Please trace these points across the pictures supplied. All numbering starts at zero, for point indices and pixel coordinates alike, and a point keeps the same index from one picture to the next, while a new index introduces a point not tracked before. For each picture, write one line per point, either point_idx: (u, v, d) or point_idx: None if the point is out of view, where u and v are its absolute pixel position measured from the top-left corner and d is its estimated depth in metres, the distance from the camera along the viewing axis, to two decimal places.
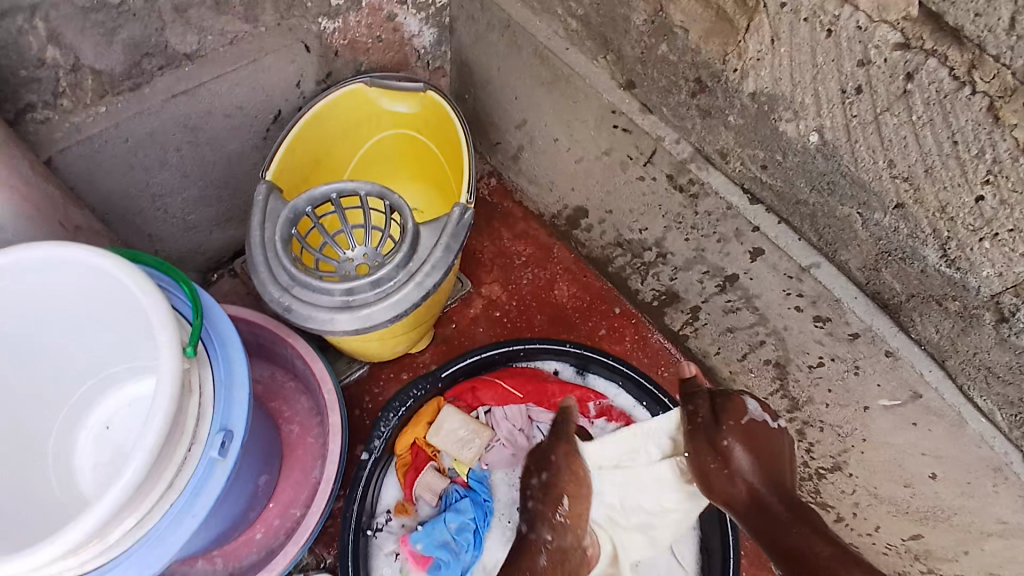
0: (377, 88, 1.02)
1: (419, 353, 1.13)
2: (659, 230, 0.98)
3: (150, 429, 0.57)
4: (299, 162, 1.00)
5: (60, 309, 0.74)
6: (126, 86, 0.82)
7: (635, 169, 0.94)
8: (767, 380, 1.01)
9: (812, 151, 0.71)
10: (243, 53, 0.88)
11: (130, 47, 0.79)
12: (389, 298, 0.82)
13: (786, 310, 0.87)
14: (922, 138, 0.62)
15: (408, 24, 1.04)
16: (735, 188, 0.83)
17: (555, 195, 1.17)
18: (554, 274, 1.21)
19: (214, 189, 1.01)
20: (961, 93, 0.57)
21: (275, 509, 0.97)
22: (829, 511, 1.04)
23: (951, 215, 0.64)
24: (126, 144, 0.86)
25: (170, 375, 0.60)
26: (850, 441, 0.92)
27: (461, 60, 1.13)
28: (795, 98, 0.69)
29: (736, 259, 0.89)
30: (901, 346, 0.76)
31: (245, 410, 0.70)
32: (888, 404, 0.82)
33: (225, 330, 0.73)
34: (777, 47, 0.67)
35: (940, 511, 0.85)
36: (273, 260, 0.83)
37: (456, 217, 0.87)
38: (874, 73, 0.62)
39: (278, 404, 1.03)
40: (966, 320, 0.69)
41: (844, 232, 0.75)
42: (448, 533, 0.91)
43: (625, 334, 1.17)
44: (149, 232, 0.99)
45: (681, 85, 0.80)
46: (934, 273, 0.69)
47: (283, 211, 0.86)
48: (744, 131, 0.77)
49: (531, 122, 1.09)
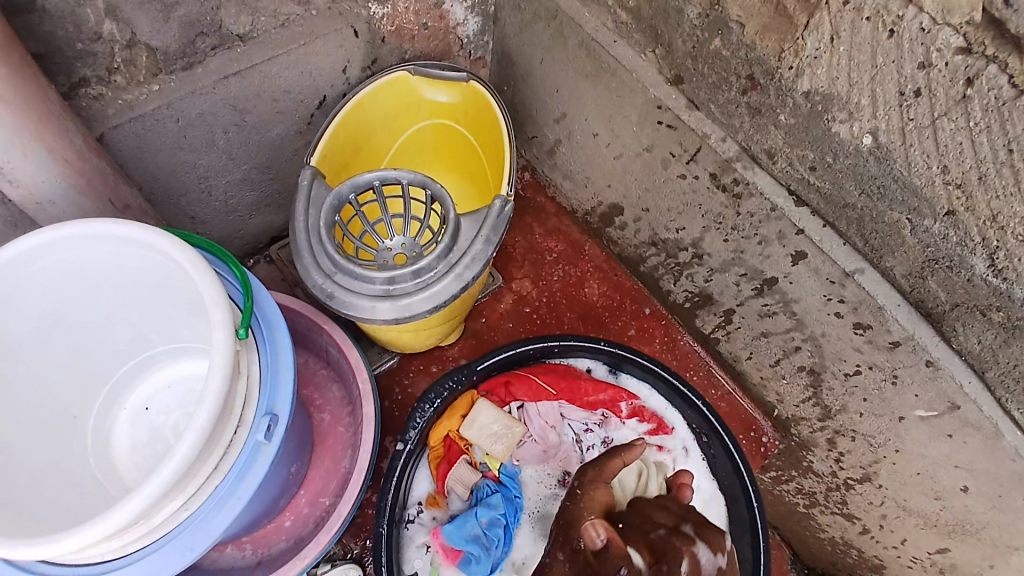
0: (421, 77, 1.02)
1: (448, 346, 1.13)
2: (698, 230, 0.98)
3: (202, 408, 0.59)
4: (341, 147, 1.01)
5: (107, 286, 0.75)
6: (180, 65, 0.84)
7: (677, 166, 0.93)
8: (799, 386, 1.00)
9: (865, 154, 0.70)
10: (293, 36, 0.88)
11: (185, 24, 0.81)
12: (428, 288, 0.83)
13: (825, 316, 0.86)
14: (978, 144, 0.61)
15: (454, 12, 1.04)
16: (781, 190, 0.82)
17: (590, 192, 1.17)
18: (584, 273, 1.21)
19: (256, 172, 1.02)
20: (1019, 100, 0.57)
21: (305, 497, 0.98)
22: (855, 523, 1.03)
23: (1002, 224, 0.63)
24: (177, 122, 0.86)
25: (222, 356, 0.61)
26: (882, 452, 0.91)
27: (503, 51, 1.13)
28: (851, 98, 0.68)
29: (776, 262, 0.88)
30: (942, 356, 0.75)
31: (289, 394, 0.70)
32: (925, 415, 0.81)
33: (273, 316, 0.74)
34: (835, 47, 0.67)
35: (969, 525, 0.84)
36: (316, 246, 0.83)
37: (497, 209, 0.87)
38: (934, 77, 0.61)
39: (309, 391, 1.03)
40: (1009, 331, 0.68)
41: (891, 238, 0.74)
42: (479, 527, 0.91)
43: (654, 335, 1.17)
44: (190, 213, 1.01)
45: (732, 81, 0.80)
46: (980, 283, 0.68)
47: (328, 198, 0.86)
48: (794, 131, 0.76)
49: (571, 117, 1.09)
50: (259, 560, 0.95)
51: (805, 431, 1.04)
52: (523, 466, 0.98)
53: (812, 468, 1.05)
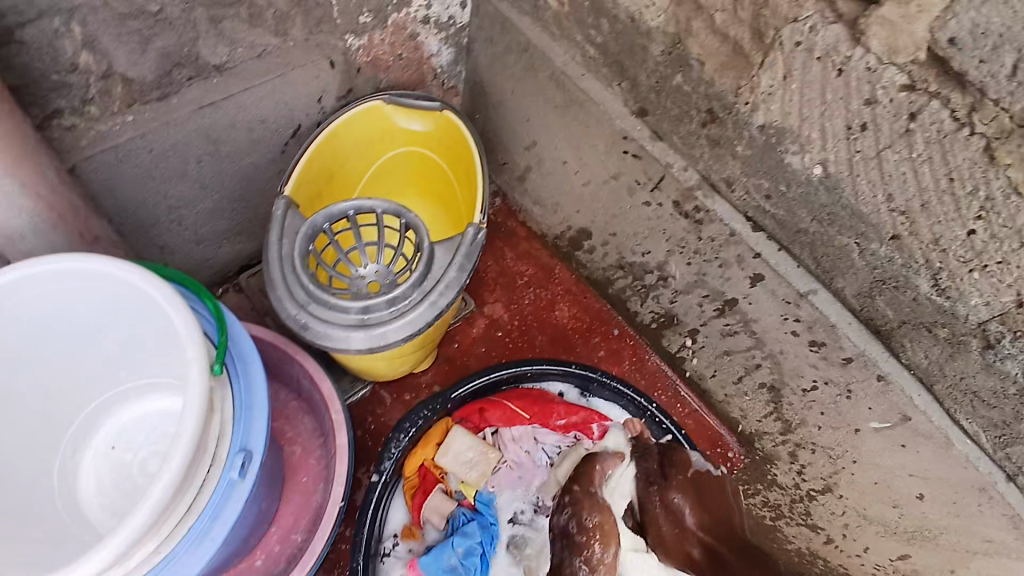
0: (396, 106, 1.05)
1: (421, 372, 1.14)
2: (662, 254, 1.02)
3: (176, 449, 0.58)
4: (316, 175, 1.02)
5: (76, 321, 0.74)
6: (155, 96, 0.85)
7: (642, 194, 0.98)
8: (761, 403, 1.04)
9: (815, 183, 0.76)
10: (272, 67, 0.91)
11: (163, 56, 0.82)
12: (403, 316, 0.84)
13: (783, 335, 0.91)
14: (920, 174, 0.66)
15: (427, 44, 1.08)
16: (739, 216, 0.87)
17: (559, 217, 1.21)
18: (554, 296, 1.24)
19: (228, 202, 1.03)
20: (960, 133, 0.62)
21: (276, 534, 0.96)
22: (819, 533, 1.07)
23: (943, 247, 0.68)
24: (151, 153, 0.87)
25: (197, 396, 0.61)
26: (841, 463, 0.96)
27: (475, 80, 1.17)
28: (802, 132, 0.74)
29: (736, 284, 0.92)
30: (893, 371, 0.80)
31: (264, 431, 0.70)
32: (878, 426, 0.86)
33: (247, 350, 0.74)
34: (788, 84, 0.72)
35: (926, 530, 0.89)
36: (291, 277, 0.84)
37: (470, 237, 0.89)
38: (880, 112, 0.66)
39: (281, 424, 1.02)
40: (954, 345, 0.73)
41: (842, 261, 0.79)
42: (456, 557, 0.91)
43: (623, 355, 1.20)
44: (160, 244, 1.00)
45: (693, 115, 0.85)
46: (925, 302, 0.73)
47: (302, 228, 0.87)
48: (751, 162, 0.82)
49: (541, 145, 1.13)
50: None
51: (768, 444, 1.08)
52: (499, 492, 0.98)
53: (776, 482, 1.09)
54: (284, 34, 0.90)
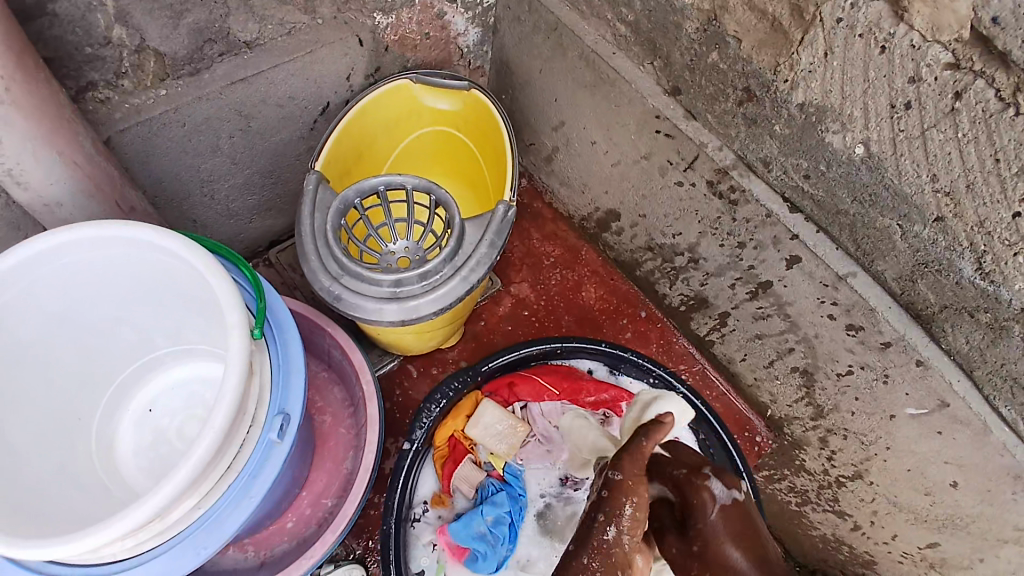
0: (423, 85, 1.04)
1: (449, 350, 1.14)
2: (694, 235, 1.01)
3: (219, 406, 0.59)
4: (345, 153, 1.02)
5: (114, 286, 0.75)
6: (187, 71, 0.85)
7: (674, 173, 0.96)
8: (792, 387, 1.03)
9: (857, 162, 0.74)
10: (301, 44, 0.90)
11: (194, 32, 0.83)
12: (435, 291, 0.84)
13: (819, 318, 0.89)
14: (966, 154, 0.64)
15: (455, 23, 1.06)
16: (776, 197, 0.86)
17: (587, 198, 1.19)
18: (581, 277, 1.23)
19: (259, 177, 1.03)
20: (1005, 113, 0.60)
21: (307, 498, 0.98)
22: (846, 519, 1.06)
23: (988, 230, 0.66)
24: (183, 127, 0.87)
25: (238, 356, 0.62)
26: (873, 449, 0.95)
27: (502, 60, 1.16)
28: (843, 110, 0.72)
29: (771, 266, 0.91)
30: (933, 356, 0.78)
31: (301, 395, 0.71)
32: (915, 412, 0.84)
33: (283, 316, 0.74)
34: (829, 61, 0.70)
35: (959, 519, 0.87)
36: (324, 249, 0.84)
37: (501, 213, 0.89)
38: (924, 90, 0.64)
39: (311, 393, 1.03)
40: (996, 331, 0.72)
41: (882, 243, 0.77)
42: (485, 525, 0.92)
43: (650, 337, 1.19)
44: (192, 217, 1.01)
45: (729, 94, 0.83)
46: (968, 286, 0.71)
47: (334, 202, 0.88)
48: (789, 141, 0.80)
49: (569, 125, 1.11)
50: (261, 561, 0.96)
51: (797, 430, 1.08)
52: (527, 465, 0.99)
53: (805, 467, 1.09)
54: (313, 11, 0.90)
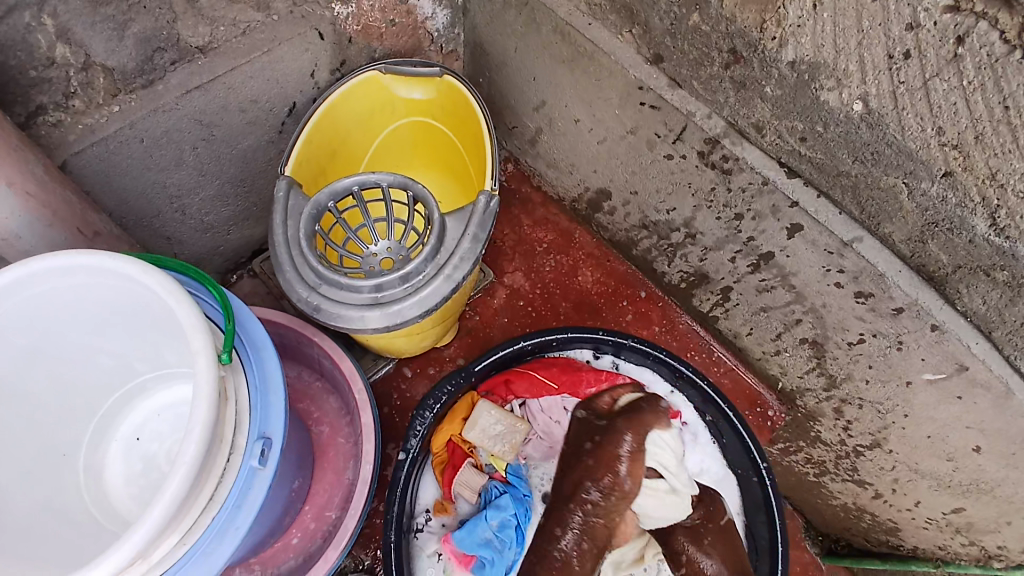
0: (393, 74, 0.99)
1: (446, 348, 1.11)
2: (688, 210, 0.96)
3: (190, 440, 0.56)
4: (316, 154, 0.97)
5: (80, 315, 0.71)
6: (140, 84, 0.80)
7: (663, 147, 0.91)
8: (803, 359, 0.99)
9: (856, 120, 0.69)
10: (256, 44, 0.84)
11: (141, 41, 0.78)
12: (418, 293, 0.80)
13: (825, 287, 0.85)
14: (973, 104, 0.59)
15: (421, 6, 1.00)
16: (772, 163, 0.80)
17: (575, 178, 1.14)
18: (577, 260, 1.19)
19: (230, 188, 0.99)
20: (1011, 56, 0.56)
21: (310, 512, 0.95)
22: (867, 488, 1.03)
23: (1001, 182, 0.61)
24: (142, 143, 0.83)
25: (206, 384, 0.58)
26: (891, 417, 0.91)
27: (475, 41, 1.10)
28: (838, 65, 0.67)
29: (772, 236, 0.86)
30: (948, 319, 0.74)
31: (282, 416, 0.68)
32: (932, 378, 0.80)
33: (256, 333, 0.71)
34: (819, 13, 0.65)
35: (984, 484, 0.84)
36: (299, 258, 0.80)
37: (482, 206, 0.84)
38: (924, 37, 0.60)
39: (306, 404, 1.00)
40: (1014, 290, 0.67)
41: (888, 204, 0.73)
42: (490, 530, 0.89)
43: (652, 317, 1.15)
44: (166, 234, 0.97)
45: (714, 57, 0.77)
46: (982, 243, 0.67)
47: (306, 207, 0.83)
48: (781, 103, 0.75)
49: (550, 104, 1.06)
50: None
51: (811, 401, 1.04)
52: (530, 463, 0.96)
53: (820, 438, 1.05)
54: (266, 8, 0.84)
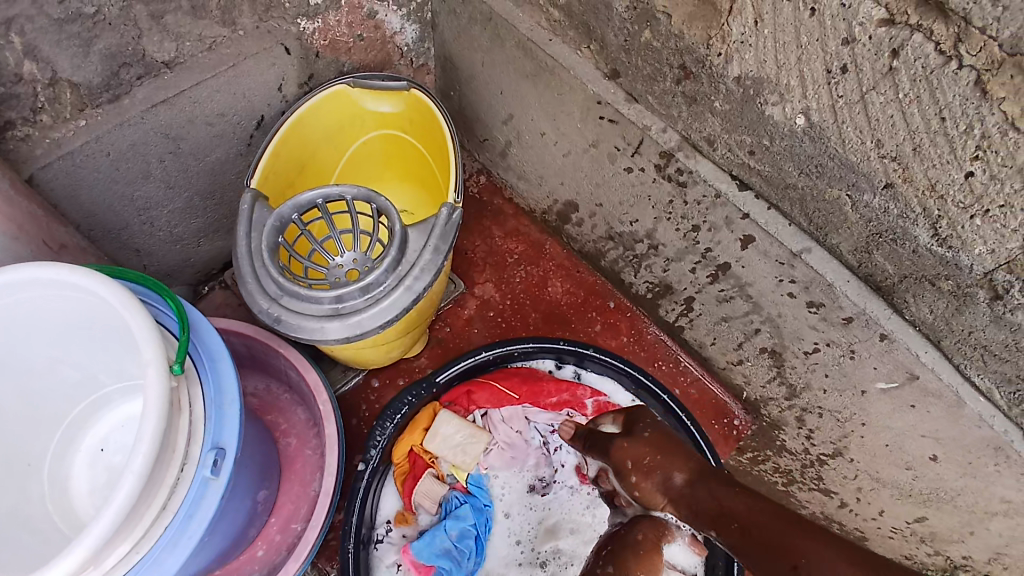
0: (361, 88, 1.01)
1: (415, 358, 1.12)
2: (650, 221, 0.98)
3: (138, 450, 0.57)
4: (284, 166, 0.99)
5: (42, 328, 0.72)
6: (106, 98, 0.82)
7: (623, 160, 0.93)
8: (764, 368, 1.00)
9: (799, 134, 0.71)
10: (222, 58, 0.87)
11: (106, 57, 0.79)
12: (379, 304, 0.81)
13: (780, 297, 0.86)
14: (909, 116, 0.61)
15: (389, 22, 1.03)
16: (724, 176, 0.82)
17: (544, 190, 1.16)
18: (546, 271, 1.20)
19: (199, 199, 1.00)
20: (947, 67, 0.56)
21: (277, 523, 0.94)
22: (833, 497, 1.03)
23: (941, 193, 0.63)
24: (108, 157, 0.85)
25: (156, 394, 0.59)
26: (850, 426, 0.92)
27: (445, 56, 1.12)
28: (779, 80, 0.69)
29: (727, 247, 0.88)
30: (896, 328, 0.75)
31: (237, 427, 0.69)
32: (886, 387, 0.81)
33: (214, 344, 0.71)
34: (760, 29, 0.67)
35: (942, 492, 0.84)
36: (261, 270, 0.81)
37: (444, 217, 0.86)
38: (859, 52, 0.61)
39: (274, 416, 1.01)
40: (960, 299, 0.69)
41: (834, 216, 0.74)
42: (449, 540, 0.90)
43: (620, 327, 1.17)
44: (135, 246, 0.98)
45: (666, 73, 0.80)
46: (926, 254, 0.68)
47: (269, 220, 0.84)
48: (730, 117, 0.77)
49: (517, 117, 1.08)
50: None
51: (775, 411, 1.04)
52: (492, 473, 0.97)
53: (786, 447, 1.06)
54: (232, 23, 0.87)
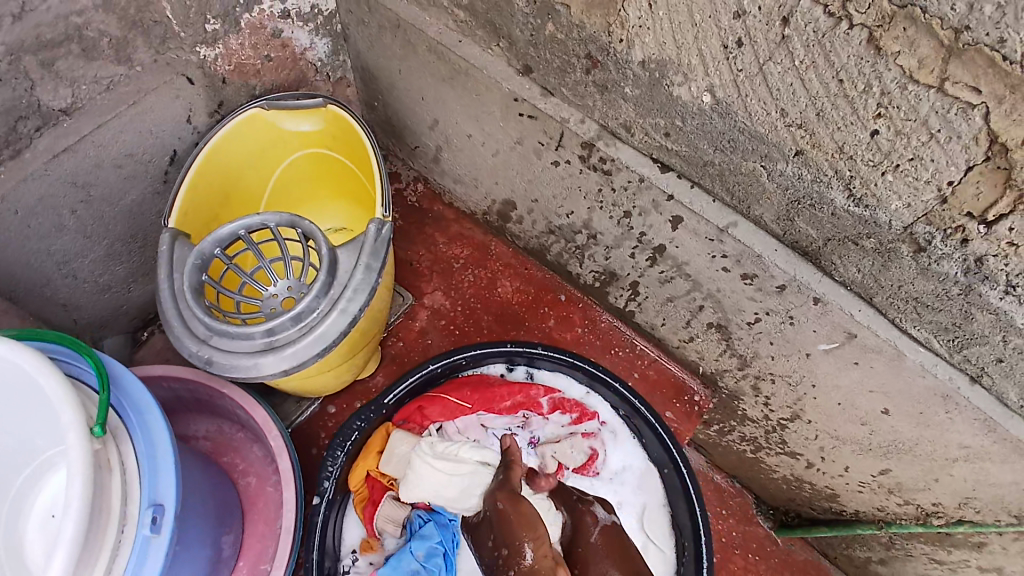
0: (276, 110, 0.99)
1: (370, 377, 1.11)
2: (584, 211, 0.98)
3: (67, 520, 0.55)
4: (203, 200, 0.96)
5: None
6: (5, 155, 0.79)
7: (548, 154, 0.93)
8: (714, 342, 1.01)
9: (708, 111, 0.71)
10: (122, 98, 0.85)
11: (0, 113, 0.76)
12: (313, 331, 0.79)
13: (715, 273, 0.87)
14: (808, 82, 0.61)
15: (297, 39, 1.00)
16: (646, 159, 0.83)
17: (481, 192, 1.16)
18: (494, 272, 1.20)
19: (122, 244, 0.97)
20: (839, 28, 0.57)
21: (245, 566, 0.92)
22: (799, 459, 1.05)
23: (850, 154, 0.64)
24: (16, 215, 0.82)
25: (80, 460, 0.57)
26: (802, 389, 0.93)
27: (363, 67, 1.10)
28: (681, 60, 0.69)
29: (660, 229, 0.88)
30: (827, 291, 0.76)
31: (175, 478, 0.67)
32: (827, 348, 0.82)
33: (139, 396, 0.69)
34: (654, 12, 0.67)
35: (901, 443, 0.86)
36: (186, 311, 0.79)
37: (373, 233, 0.85)
38: (751, 24, 0.61)
39: (230, 457, 0.99)
40: (885, 255, 0.69)
41: (753, 187, 0.75)
42: (416, 562, 0.89)
43: (574, 320, 1.17)
44: (61, 301, 0.95)
45: (574, 64, 0.79)
46: (845, 215, 0.69)
47: (190, 258, 0.82)
48: (641, 101, 0.77)
49: (442, 122, 1.07)
50: None
51: (730, 382, 1.05)
52: None
53: (747, 416, 1.06)
54: (128, 60, 0.84)
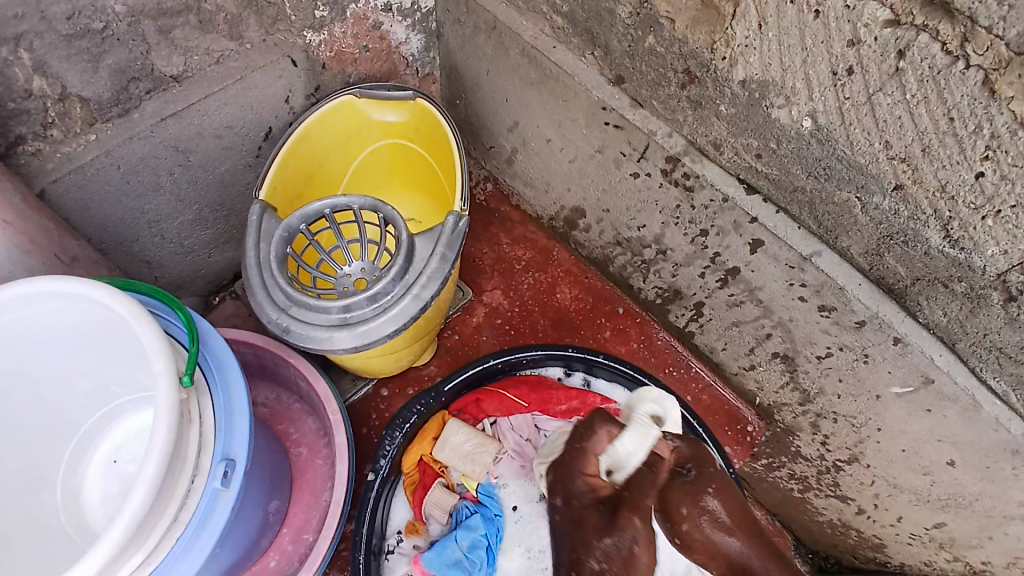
0: (367, 99, 1.01)
1: (425, 366, 1.12)
2: (657, 226, 0.97)
3: (150, 461, 0.57)
4: (293, 175, 0.99)
5: (56, 339, 0.72)
6: (115, 112, 0.83)
7: (629, 165, 0.93)
8: (776, 373, 0.99)
9: (807, 136, 0.70)
10: (230, 72, 0.89)
11: (116, 72, 0.81)
12: (387, 313, 0.81)
13: (790, 301, 0.85)
14: (916, 117, 0.60)
15: (394, 33, 1.03)
16: (731, 179, 0.82)
17: (551, 197, 1.16)
18: (555, 278, 1.20)
19: (209, 211, 1.01)
20: (954, 67, 0.55)
21: (288, 534, 0.94)
22: (850, 504, 1.01)
23: (951, 194, 0.62)
24: (119, 170, 0.86)
25: (166, 406, 0.59)
26: (865, 431, 0.90)
27: (450, 65, 1.12)
28: (785, 83, 0.68)
29: (736, 251, 0.87)
30: (910, 332, 0.74)
31: (247, 437, 0.69)
32: (900, 391, 0.80)
33: (223, 355, 0.72)
34: (764, 33, 0.66)
35: (961, 497, 0.82)
36: (270, 281, 0.81)
37: (451, 226, 0.86)
38: (865, 53, 0.60)
39: (285, 426, 1.02)
40: (973, 301, 0.67)
41: (844, 218, 0.74)
42: (460, 550, 0.90)
43: (630, 333, 1.16)
44: (146, 258, 0.99)
45: (670, 77, 0.80)
46: (938, 255, 0.67)
47: (278, 231, 0.85)
48: (735, 120, 0.76)
49: (523, 124, 1.08)
50: None
51: (788, 417, 1.03)
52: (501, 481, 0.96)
53: (801, 454, 1.04)
54: (239, 37, 0.88)
